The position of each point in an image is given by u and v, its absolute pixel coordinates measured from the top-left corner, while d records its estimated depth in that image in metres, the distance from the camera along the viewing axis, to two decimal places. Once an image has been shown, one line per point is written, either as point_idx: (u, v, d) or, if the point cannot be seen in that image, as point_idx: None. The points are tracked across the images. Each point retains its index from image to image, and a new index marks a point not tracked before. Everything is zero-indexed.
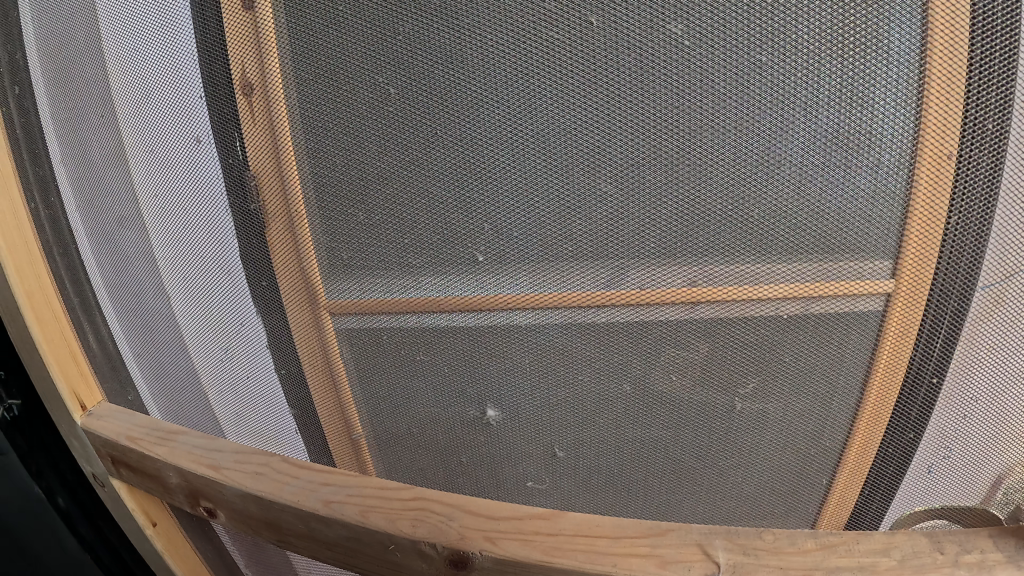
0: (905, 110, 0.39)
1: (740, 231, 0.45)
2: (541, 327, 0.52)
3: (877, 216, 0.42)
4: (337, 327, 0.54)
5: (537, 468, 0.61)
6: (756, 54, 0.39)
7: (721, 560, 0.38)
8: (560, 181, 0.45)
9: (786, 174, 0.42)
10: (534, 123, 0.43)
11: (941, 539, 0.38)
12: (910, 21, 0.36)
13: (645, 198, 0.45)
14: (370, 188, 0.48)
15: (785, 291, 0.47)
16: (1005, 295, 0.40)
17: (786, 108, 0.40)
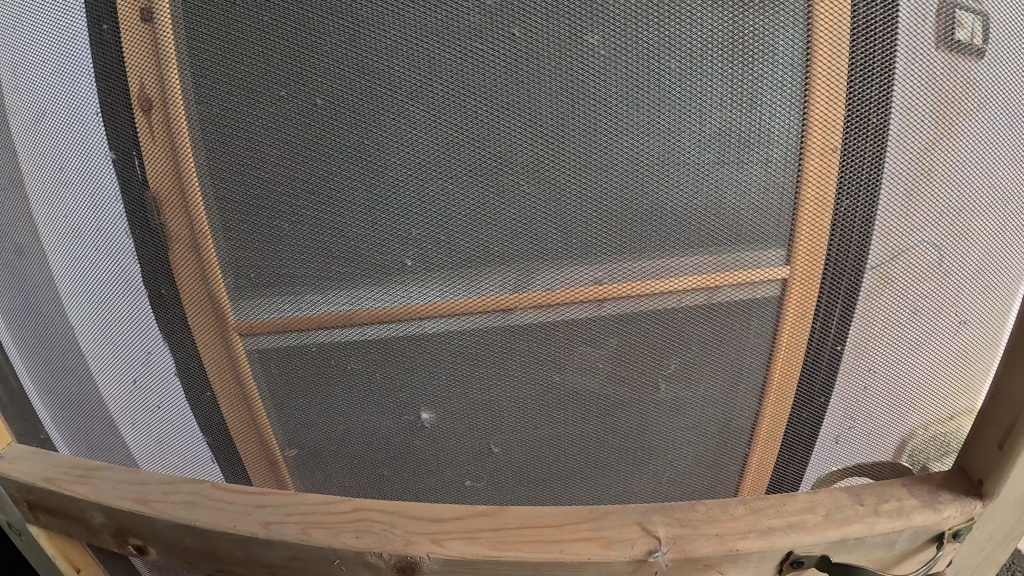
0: (792, 109, 0.44)
1: (648, 229, 0.48)
2: (453, 333, 0.53)
3: (770, 209, 0.48)
4: (248, 348, 0.53)
5: (473, 468, 0.61)
6: (668, 60, 0.42)
7: (661, 534, 0.42)
8: (475, 189, 0.46)
9: (691, 172, 0.45)
10: (453, 132, 0.44)
11: (859, 494, 0.44)
12: (796, 29, 0.42)
13: (560, 202, 0.46)
14: (272, 200, 0.46)
15: (695, 282, 0.51)
16: (891, 271, 0.47)
17: (693, 110, 0.43)
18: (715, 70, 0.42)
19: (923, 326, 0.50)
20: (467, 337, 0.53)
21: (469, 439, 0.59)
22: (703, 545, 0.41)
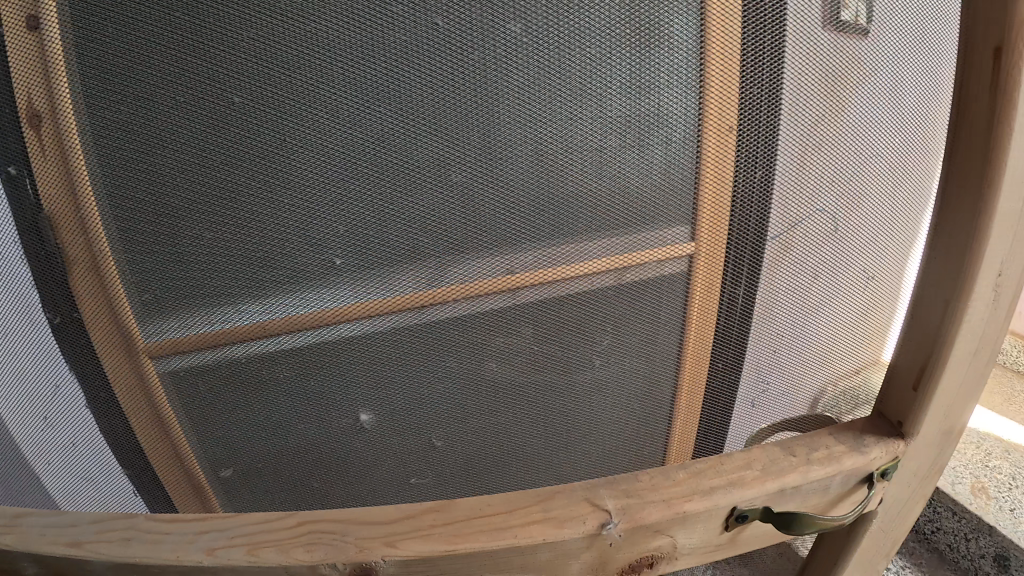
0: (690, 93, 0.47)
1: (554, 215, 0.50)
2: (368, 335, 0.53)
3: (671, 185, 0.51)
4: (160, 369, 0.51)
5: (418, 465, 0.62)
6: (573, 49, 0.44)
7: (610, 507, 0.42)
8: (386, 190, 0.46)
9: (593, 156, 0.48)
10: (364, 133, 0.44)
11: (791, 445, 0.47)
12: (692, 17, 0.45)
13: (473, 194, 0.47)
14: (178, 207, 0.45)
15: (596, 265, 0.53)
16: (790, 240, 0.53)
17: (597, 96, 0.45)
18: (621, 54, 0.44)
19: (823, 292, 0.58)
20: (387, 337, 0.53)
21: (398, 448, 0.60)
22: (649, 512, 0.43)
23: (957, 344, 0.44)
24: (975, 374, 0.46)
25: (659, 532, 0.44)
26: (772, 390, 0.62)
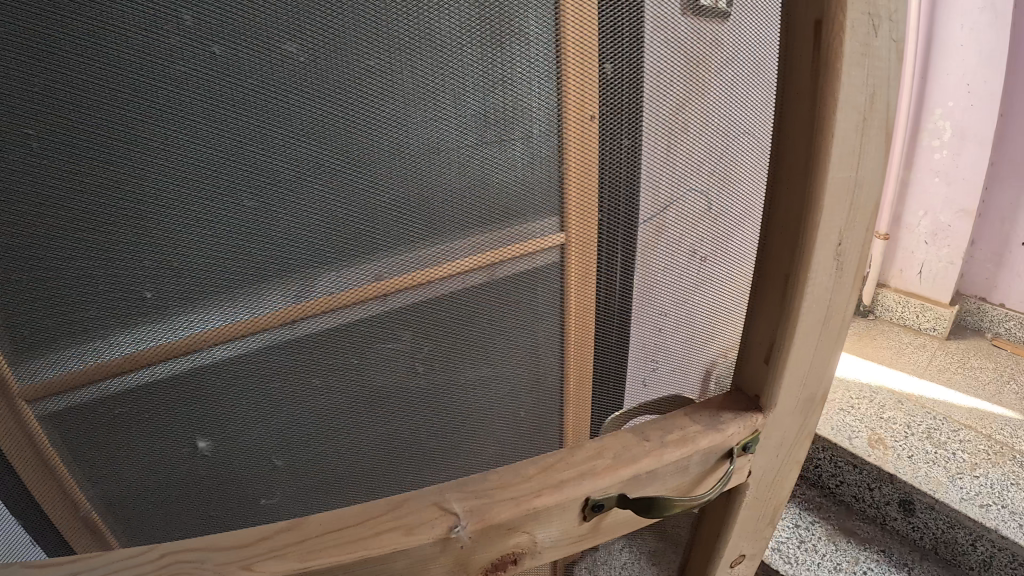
0: (546, 89, 0.48)
1: (420, 216, 0.50)
2: (241, 356, 0.52)
3: (532, 179, 0.52)
4: (39, 414, 0.47)
5: (278, 488, 0.60)
6: (430, 53, 0.44)
7: (458, 510, 0.45)
8: (248, 207, 0.45)
9: (454, 156, 0.48)
10: (221, 150, 0.43)
11: (645, 431, 0.51)
12: (545, 15, 0.45)
13: (342, 200, 0.47)
14: (24, 243, 0.42)
15: (467, 262, 0.54)
16: (664, 222, 0.55)
17: (454, 97, 0.46)
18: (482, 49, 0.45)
19: (701, 268, 0.59)
20: (262, 356, 0.53)
21: (254, 471, 0.58)
22: (495, 511, 0.46)
23: (805, 316, 0.48)
24: (828, 335, 0.51)
25: (517, 527, 0.47)
26: (662, 368, 0.64)
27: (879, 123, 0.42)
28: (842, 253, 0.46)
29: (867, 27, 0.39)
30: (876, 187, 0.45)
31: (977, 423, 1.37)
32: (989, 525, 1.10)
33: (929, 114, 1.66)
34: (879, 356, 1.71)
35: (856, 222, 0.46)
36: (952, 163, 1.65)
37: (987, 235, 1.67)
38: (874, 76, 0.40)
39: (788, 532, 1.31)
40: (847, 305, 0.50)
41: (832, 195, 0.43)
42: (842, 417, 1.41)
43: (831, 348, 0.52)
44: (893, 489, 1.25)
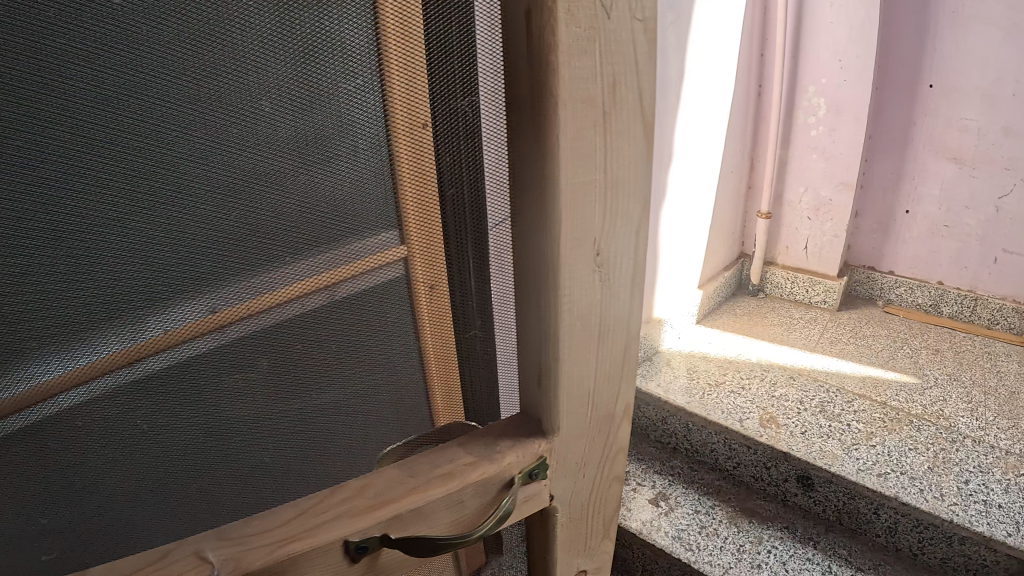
0: (370, 97, 0.47)
1: (252, 243, 0.48)
2: (88, 402, 0.49)
3: (369, 192, 0.51)
4: None
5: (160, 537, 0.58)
6: (241, 71, 0.42)
7: (213, 561, 0.46)
8: (58, 251, 0.42)
9: (280, 174, 0.47)
10: (20, 194, 0.39)
11: (413, 465, 0.52)
12: (359, 24, 0.44)
13: (179, 233, 0.45)
14: None
15: (309, 284, 0.52)
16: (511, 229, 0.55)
17: (273, 112, 0.44)
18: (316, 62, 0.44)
19: None
20: (108, 401, 0.50)
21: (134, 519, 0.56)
22: (253, 557, 0.47)
23: (567, 334, 0.51)
24: (610, 328, 0.53)
25: (277, 575, 0.48)
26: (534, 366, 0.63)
27: (622, 110, 0.45)
28: (602, 245, 0.49)
29: (596, 13, 0.41)
30: (627, 178, 0.47)
31: (870, 392, 1.55)
32: (889, 493, 1.24)
33: (802, 93, 1.75)
34: (770, 333, 1.85)
35: (612, 213, 0.48)
36: (829, 139, 1.76)
37: (874, 210, 1.85)
38: (610, 63, 0.43)
39: (689, 519, 1.40)
40: (626, 298, 0.53)
41: (572, 179, 0.45)
42: (734, 399, 1.54)
43: (622, 341, 0.55)
44: (788, 466, 1.38)
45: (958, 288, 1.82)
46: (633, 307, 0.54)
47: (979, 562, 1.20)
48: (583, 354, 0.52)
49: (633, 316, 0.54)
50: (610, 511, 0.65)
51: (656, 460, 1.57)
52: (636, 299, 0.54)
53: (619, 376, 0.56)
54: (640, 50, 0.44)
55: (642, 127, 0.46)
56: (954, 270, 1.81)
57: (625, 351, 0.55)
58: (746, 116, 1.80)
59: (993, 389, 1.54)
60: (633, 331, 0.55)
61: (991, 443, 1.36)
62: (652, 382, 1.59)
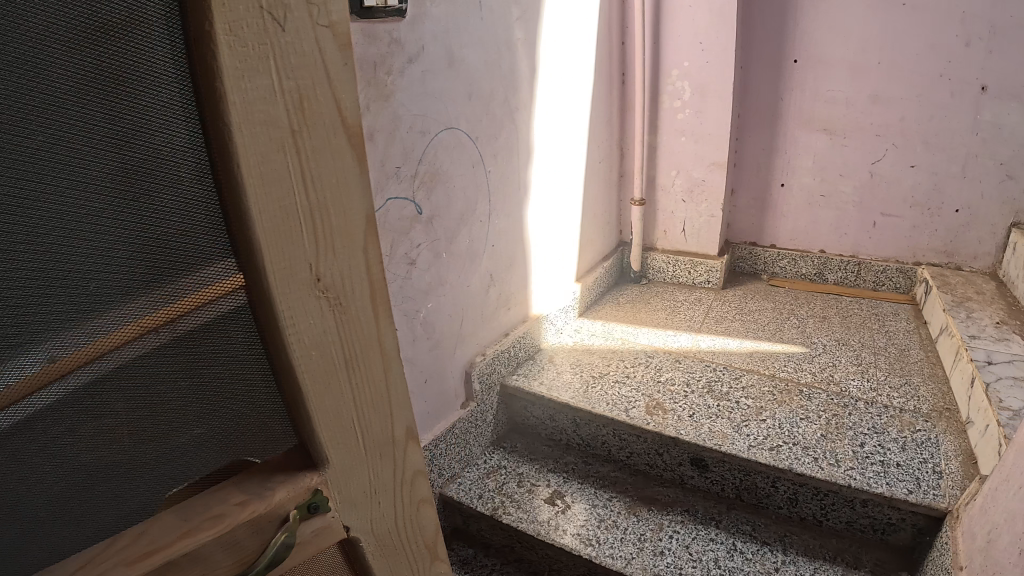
0: (178, 131, 0.40)
1: (83, 319, 0.41)
2: None
3: (202, 241, 0.44)
4: None
5: None
6: (28, 130, 0.35)
7: None
8: None
9: (100, 237, 0.39)
10: None
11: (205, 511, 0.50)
12: (153, 48, 0.38)
13: None
14: None
15: (138, 328, 0.43)
16: (327, 274, 0.49)
17: (75, 169, 0.37)
18: (122, 80, 0.37)
19: None
20: None
21: None
22: None
23: (311, 367, 0.50)
24: (359, 349, 0.53)
25: None
26: None
27: (316, 127, 0.44)
28: (321, 267, 0.48)
29: (268, 26, 0.40)
30: (336, 196, 0.47)
31: (758, 368, 1.56)
32: (784, 466, 1.26)
33: (666, 77, 1.75)
34: (653, 319, 1.82)
35: (325, 233, 0.47)
36: (697, 120, 1.76)
37: (749, 185, 1.91)
38: (292, 78, 0.42)
39: (587, 514, 1.37)
40: (370, 318, 0.53)
41: (265, 203, 0.44)
42: (620, 390, 1.53)
43: (378, 360, 0.54)
44: (680, 450, 1.39)
45: (840, 256, 1.87)
46: (380, 326, 0.54)
47: (883, 522, 1.21)
48: (329, 377, 0.52)
49: (382, 334, 0.54)
50: (416, 539, 0.64)
51: (550, 458, 1.54)
52: (382, 319, 0.53)
53: (382, 396, 0.56)
54: (328, 66, 0.44)
55: (344, 143, 0.46)
56: (835, 237, 1.86)
57: (385, 370, 0.55)
58: (611, 103, 1.77)
59: (881, 348, 1.58)
60: (388, 349, 0.55)
61: (881, 404, 1.39)
62: (536, 382, 1.57)
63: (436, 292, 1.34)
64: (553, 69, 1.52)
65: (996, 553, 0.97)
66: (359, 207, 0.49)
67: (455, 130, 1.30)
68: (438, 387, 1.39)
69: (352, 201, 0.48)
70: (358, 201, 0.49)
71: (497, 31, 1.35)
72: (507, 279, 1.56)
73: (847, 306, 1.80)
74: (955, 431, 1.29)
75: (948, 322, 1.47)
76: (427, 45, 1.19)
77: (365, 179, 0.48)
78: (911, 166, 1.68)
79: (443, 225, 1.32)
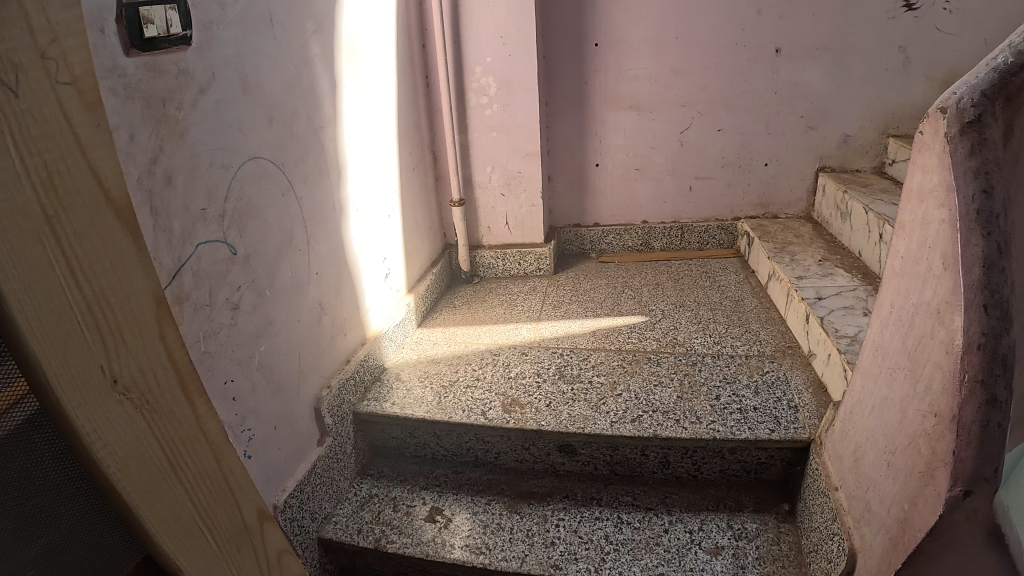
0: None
1: None
2: None
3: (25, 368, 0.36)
4: None
5: None
6: None
7: None
8: None
9: None
10: None
11: None
12: None
13: None
14: None
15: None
16: (143, 377, 0.42)
17: None
18: None
19: None
20: None
21: None
22: None
23: (147, 484, 0.43)
24: (185, 449, 0.46)
25: None
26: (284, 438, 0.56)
27: (77, 209, 0.37)
28: (125, 381, 0.41)
29: None
30: (125, 287, 0.40)
31: (604, 344, 1.61)
32: (649, 434, 1.29)
33: (469, 76, 1.79)
34: (493, 315, 1.82)
35: (121, 338, 0.40)
36: (506, 113, 1.83)
37: (567, 170, 2.13)
38: (36, 152, 0.35)
39: (471, 523, 1.31)
40: (188, 413, 0.46)
41: (40, 314, 0.36)
42: (475, 394, 1.46)
43: (208, 453, 0.48)
44: (547, 441, 1.38)
45: (664, 224, 2.18)
46: (200, 416, 0.48)
47: (755, 463, 1.31)
48: (163, 496, 0.45)
49: (204, 425, 0.48)
50: None
51: (419, 475, 1.44)
52: (200, 406, 0.48)
53: (224, 485, 0.50)
54: (78, 128, 0.36)
55: (117, 223, 0.39)
56: (655, 206, 2.17)
57: (218, 461, 0.50)
58: (418, 106, 1.76)
59: (716, 304, 1.77)
60: (214, 439, 0.49)
61: (728, 355, 1.52)
62: (390, 403, 1.43)
63: (268, 332, 1.20)
64: (355, 75, 1.42)
65: (866, 469, 1.05)
66: (147, 293, 0.42)
67: (259, 158, 1.16)
68: (287, 432, 1.23)
69: (141, 288, 0.42)
70: (145, 288, 0.42)
71: (292, 48, 1.22)
72: (337, 304, 1.40)
73: (677, 271, 2.04)
74: (800, 365, 1.44)
75: (773, 267, 1.75)
76: (219, 72, 1.06)
77: (147, 259, 0.42)
78: (717, 130, 2.02)
79: (261, 262, 1.18)
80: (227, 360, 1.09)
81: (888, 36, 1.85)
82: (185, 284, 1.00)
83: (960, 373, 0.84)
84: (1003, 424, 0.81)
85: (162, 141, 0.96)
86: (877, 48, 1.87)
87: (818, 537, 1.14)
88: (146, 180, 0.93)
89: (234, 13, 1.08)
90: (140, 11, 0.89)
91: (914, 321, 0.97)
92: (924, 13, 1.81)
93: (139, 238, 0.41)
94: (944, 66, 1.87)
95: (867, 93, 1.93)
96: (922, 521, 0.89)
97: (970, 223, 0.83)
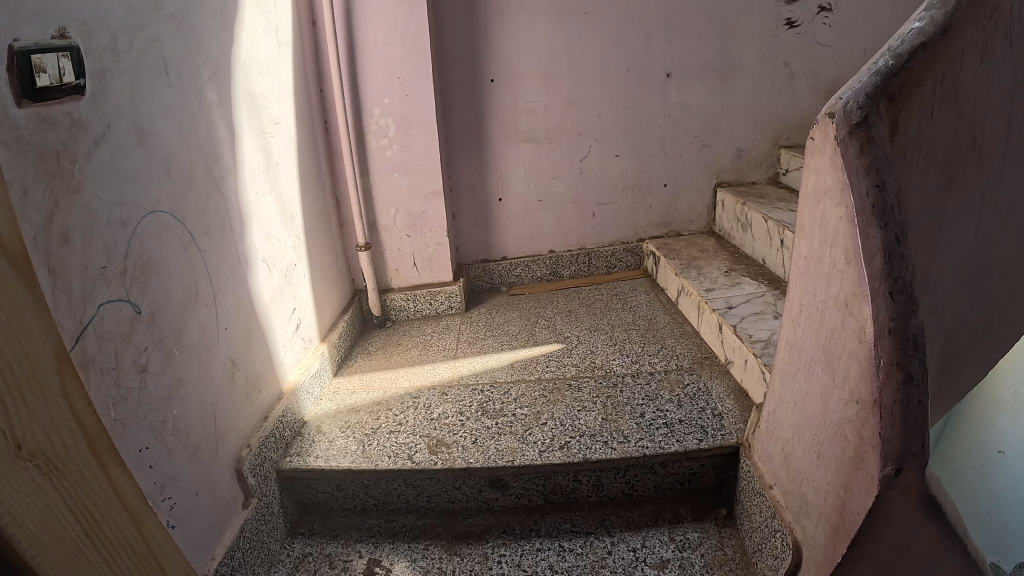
0: None
1: None
2: None
3: None
4: None
5: None
6: None
7: None
8: None
9: None
10: None
11: None
12: None
13: None
14: None
15: None
16: (49, 435, 0.45)
17: None
18: None
19: None
20: None
21: None
22: None
23: (60, 545, 0.45)
24: (97, 508, 0.48)
25: None
26: None
27: None
28: (28, 445, 0.43)
29: None
30: (24, 348, 0.43)
31: (523, 375, 1.62)
32: (580, 457, 1.29)
33: (367, 118, 1.80)
34: (409, 356, 1.81)
35: (21, 401, 0.43)
36: (405, 154, 1.85)
37: (469, 209, 2.15)
38: None
39: (410, 571, 1.26)
40: (99, 473, 0.48)
41: None
42: (399, 439, 1.42)
43: (121, 513, 0.50)
44: (478, 479, 1.35)
45: (570, 251, 2.25)
46: (113, 478, 0.50)
47: (687, 474, 1.34)
48: (73, 556, 0.46)
49: (117, 485, 0.50)
50: None
51: (352, 529, 1.39)
52: (112, 469, 0.50)
53: (139, 543, 0.52)
54: None
55: (12, 273, 0.42)
56: (558, 236, 2.23)
57: (133, 520, 0.52)
58: (318, 152, 1.75)
59: (630, 324, 1.84)
60: (128, 498, 0.51)
61: (647, 372, 1.56)
62: (313, 457, 1.37)
63: (181, 393, 1.10)
64: (253, 125, 1.39)
65: (797, 464, 1.09)
66: (48, 351, 0.45)
67: (159, 213, 1.08)
68: (208, 496, 1.14)
69: (42, 351, 0.44)
70: (45, 348, 0.45)
71: (187, 97, 1.16)
72: (249, 360, 1.33)
73: (586, 297, 2.09)
74: (719, 374, 1.51)
75: (682, 283, 1.83)
76: (114, 123, 0.98)
77: (48, 321, 0.45)
78: (615, 156, 2.12)
79: (166, 319, 1.09)
80: (141, 425, 0.99)
81: (771, 53, 2.03)
82: (90, 349, 0.91)
83: (875, 358, 0.88)
84: (922, 400, 0.85)
85: (57, 197, 0.87)
86: (761, 66, 2.05)
87: (761, 537, 1.18)
88: (43, 239, 0.84)
89: (126, 61, 1.02)
90: (32, 59, 0.82)
91: (825, 315, 1.00)
92: (804, 29, 2.01)
93: (35, 289, 0.44)
94: (826, 76, 2.08)
95: (757, 109, 2.11)
96: (861, 504, 0.91)
97: (866, 217, 0.87)
